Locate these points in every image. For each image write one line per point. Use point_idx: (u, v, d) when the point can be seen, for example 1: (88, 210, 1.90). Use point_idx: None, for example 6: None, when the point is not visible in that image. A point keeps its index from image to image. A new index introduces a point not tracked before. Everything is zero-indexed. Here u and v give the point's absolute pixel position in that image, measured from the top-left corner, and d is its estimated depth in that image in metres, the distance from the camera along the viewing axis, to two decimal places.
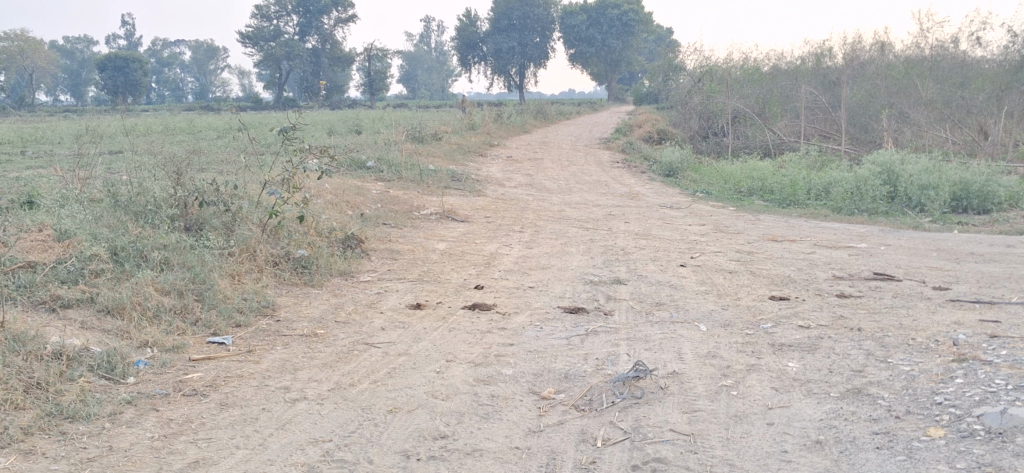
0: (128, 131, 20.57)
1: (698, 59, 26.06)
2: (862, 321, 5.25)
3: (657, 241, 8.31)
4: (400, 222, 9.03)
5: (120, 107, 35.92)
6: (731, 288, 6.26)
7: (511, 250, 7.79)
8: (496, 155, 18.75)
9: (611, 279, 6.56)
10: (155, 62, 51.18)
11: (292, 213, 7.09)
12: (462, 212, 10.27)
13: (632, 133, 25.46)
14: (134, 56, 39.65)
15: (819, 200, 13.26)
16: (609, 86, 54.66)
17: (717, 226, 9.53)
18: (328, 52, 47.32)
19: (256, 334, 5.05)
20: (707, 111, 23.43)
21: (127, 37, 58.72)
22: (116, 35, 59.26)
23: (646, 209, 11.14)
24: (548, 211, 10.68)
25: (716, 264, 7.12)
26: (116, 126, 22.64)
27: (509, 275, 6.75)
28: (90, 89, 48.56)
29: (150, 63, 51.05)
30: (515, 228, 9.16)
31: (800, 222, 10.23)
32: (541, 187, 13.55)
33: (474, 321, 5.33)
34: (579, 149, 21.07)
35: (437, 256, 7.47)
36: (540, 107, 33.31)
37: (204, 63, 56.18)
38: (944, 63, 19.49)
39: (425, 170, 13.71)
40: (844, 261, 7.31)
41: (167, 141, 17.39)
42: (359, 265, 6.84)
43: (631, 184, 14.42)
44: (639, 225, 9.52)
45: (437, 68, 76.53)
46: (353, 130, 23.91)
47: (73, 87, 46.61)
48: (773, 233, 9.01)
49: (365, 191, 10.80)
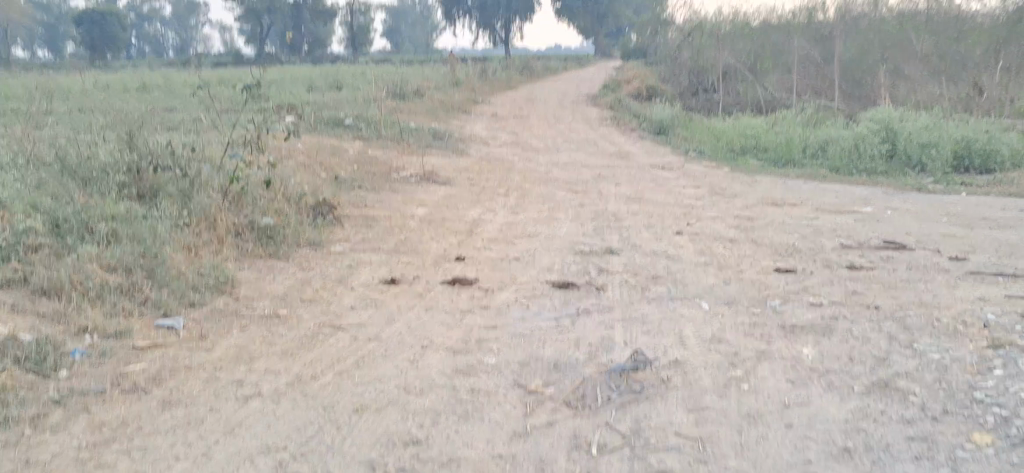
0: (99, 89, 19.80)
1: (687, 14, 25.39)
2: (879, 298, 4.79)
3: (651, 206, 7.83)
4: (377, 186, 8.50)
5: (99, 64, 35.00)
6: (732, 259, 5.77)
7: (494, 216, 7.29)
8: (480, 113, 18.14)
9: (603, 249, 6.08)
10: (134, 16, 49.90)
11: (258, 177, 6.59)
12: (443, 174, 9.74)
13: (620, 90, 24.84)
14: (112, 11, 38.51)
15: (816, 159, 12.82)
16: (596, 41, 53.85)
17: (713, 189, 9.05)
18: (310, 6, 46.28)
19: (212, 316, 4.55)
20: (697, 67, 22.86)
21: None
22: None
23: (638, 170, 10.66)
24: (534, 172, 10.17)
25: (716, 232, 6.65)
26: (90, 82, 21.88)
27: (492, 244, 6.26)
28: (67, 44, 47.28)
29: (129, 18, 49.83)
30: (500, 192, 8.64)
31: (798, 183, 9.77)
32: (527, 147, 13.02)
33: (454, 299, 4.84)
34: (565, 106, 20.47)
35: (416, 223, 6.96)
36: (526, 63, 32.58)
37: (184, 18, 54.94)
38: (939, 17, 18.98)
39: (407, 129, 13.15)
40: (851, 228, 6.84)
41: (140, 99, 16.71)
42: (331, 234, 6.34)
43: (620, 143, 13.90)
44: (630, 188, 9.03)
45: (422, 23, 75.28)
46: (334, 86, 23.21)
47: (51, 42, 45.33)
48: (772, 196, 8.55)
49: (342, 151, 10.25)
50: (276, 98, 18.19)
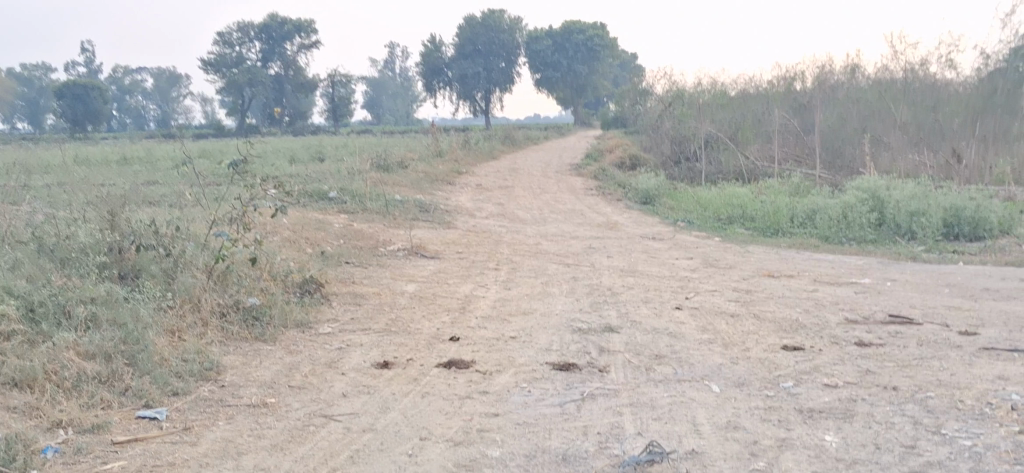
0: (78, 163, 19.56)
1: (667, 84, 25.62)
2: (895, 377, 4.60)
3: (646, 279, 7.65)
4: (365, 261, 8.30)
5: (79, 136, 34.77)
6: (737, 336, 5.58)
7: (486, 292, 7.09)
8: (465, 184, 18.03)
9: (602, 327, 5.87)
10: (115, 90, 49.92)
11: (243, 255, 6.38)
12: (431, 248, 9.55)
13: (603, 159, 24.87)
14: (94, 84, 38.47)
15: (804, 228, 12.72)
16: (575, 111, 54.40)
17: (707, 261, 8.90)
18: (292, 79, 46.64)
19: (195, 406, 4.28)
20: (679, 136, 22.97)
21: (87, 64, 57.44)
22: (73, 64, 57.85)
23: (628, 241, 10.53)
24: (523, 244, 10.02)
25: (716, 306, 6.46)
26: (70, 155, 21.67)
27: (487, 323, 6.04)
28: (48, 117, 47.12)
29: (110, 92, 49.84)
30: (490, 266, 8.46)
31: (791, 253, 9.66)
32: (514, 218, 12.90)
33: (451, 384, 4.60)
34: (549, 176, 20.41)
35: (407, 300, 6.74)
36: (507, 133, 32.68)
37: (166, 90, 55.15)
38: (916, 85, 19.23)
39: (392, 201, 12.98)
40: (852, 301, 6.69)
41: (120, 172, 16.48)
42: (318, 313, 6.11)
43: (607, 213, 13.79)
44: (622, 260, 8.87)
45: (402, 95, 75.86)
46: (316, 158, 23.09)
47: (32, 115, 45.17)
48: (768, 267, 8.41)
49: (327, 225, 10.07)
50: (258, 170, 18.02)
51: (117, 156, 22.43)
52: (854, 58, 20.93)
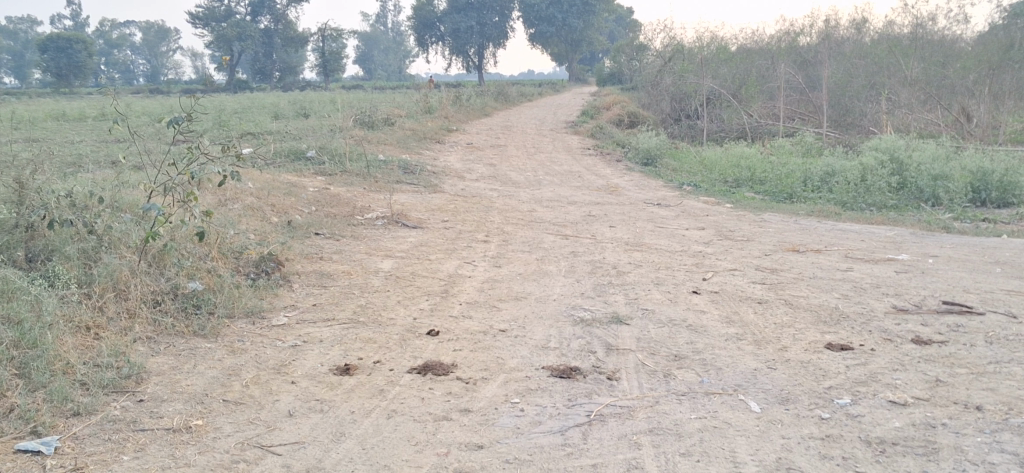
0: (48, 118, 18.59)
1: (667, 38, 24.52)
2: (974, 391, 3.73)
3: (655, 256, 6.76)
4: (338, 232, 7.38)
5: (63, 89, 33.90)
6: (770, 330, 4.69)
7: (472, 271, 6.19)
8: (454, 142, 17.04)
9: (609, 317, 4.98)
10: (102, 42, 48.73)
11: (187, 228, 5.45)
12: (413, 215, 8.62)
13: (600, 116, 23.83)
14: (78, 37, 36.88)
15: (817, 192, 11.85)
16: (570, 66, 53.10)
17: (720, 232, 8.01)
18: (282, 33, 45.51)
19: (100, 431, 3.34)
20: (680, 93, 21.98)
21: (72, 17, 55.81)
22: (60, 16, 56.48)
23: (630, 207, 9.69)
24: (516, 211, 9.13)
25: (739, 291, 5.58)
26: (44, 111, 20.56)
27: (473, 310, 5.13)
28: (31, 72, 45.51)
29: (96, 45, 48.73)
30: (479, 237, 7.57)
31: (811, 222, 8.85)
32: (506, 180, 12.00)
33: (425, 399, 3.69)
34: (545, 134, 19.43)
35: (381, 280, 5.84)
36: (500, 88, 31.55)
37: (155, 44, 53.76)
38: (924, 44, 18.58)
39: (374, 161, 12.05)
40: (895, 283, 5.84)
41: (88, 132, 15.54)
42: (274, 299, 5.19)
43: (605, 175, 12.88)
44: (626, 231, 7.95)
45: (393, 48, 74.18)
46: (300, 114, 22.09)
47: (16, 70, 43.62)
48: (790, 240, 7.53)
49: (299, 189, 9.16)
50: (236, 127, 17.07)
51: (94, 110, 21.50)
52: (862, 11, 19.90)
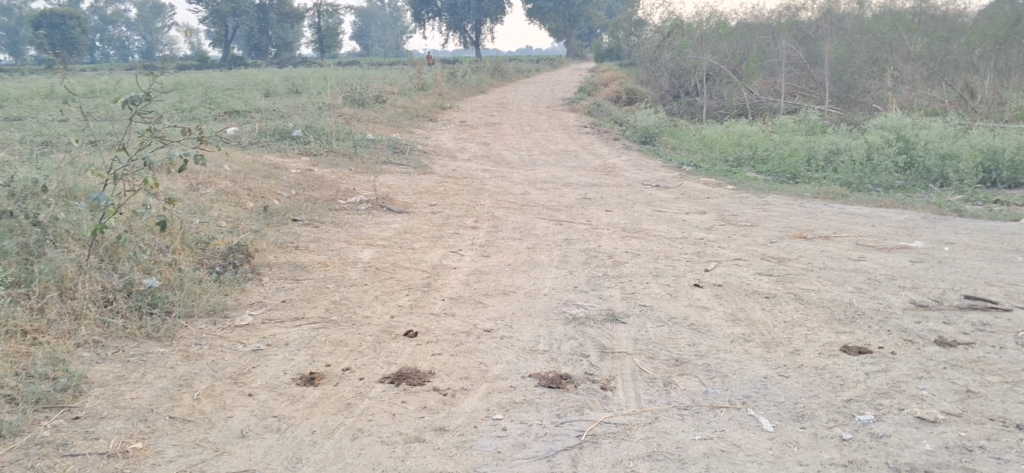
0: (35, 96, 18.22)
1: (666, 14, 24.00)
2: (1012, 404, 3.32)
3: (653, 243, 6.35)
4: (318, 218, 6.96)
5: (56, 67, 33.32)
6: (780, 331, 4.29)
7: (458, 262, 5.77)
8: (448, 120, 16.60)
9: (603, 315, 4.57)
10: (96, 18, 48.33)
11: (146, 219, 5.04)
12: (400, 199, 8.20)
13: (598, 93, 23.35)
14: (71, 13, 36.26)
15: (821, 172, 11.43)
16: (568, 42, 52.36)
17: (722, 217, 7.60)
18: (277, 9, 44.87)
19: (23, 457, 2.94)
20: (679, 69, 21.49)
21: None
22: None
23: (628, 189, 9.29)
24: (508, 193, 8.72)
25: (745, 284, 5.18)
26: (31, 89, 20.06)
27: (456, 307, 4.72)
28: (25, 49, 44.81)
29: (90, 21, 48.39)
30: (467, 223, 7.15)
31: (818, 206, 8.46)
32: (500, 160, 11.58)
33: (396, 416, 3.29)
34: (541, 111, 18.99)
35: (359, 272, 5.42)
36: (497, 65, 31.02)
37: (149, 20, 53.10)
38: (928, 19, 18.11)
39: (362, 141, 11.62)
40: (911, 274, 5.43)
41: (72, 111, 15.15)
42: (241, 295, 4.78)
43: (602, 155, 12.46)
44: (623, 216, 7.53)
45: (390, 24, 73.36)
46: (291, 92, 21.66)
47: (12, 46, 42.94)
48: (797, 226, 7.12)
49: (281, 172, 8.73)
50: (224, 105, 16.66)
51: (83, 88, 21.14)
52: None
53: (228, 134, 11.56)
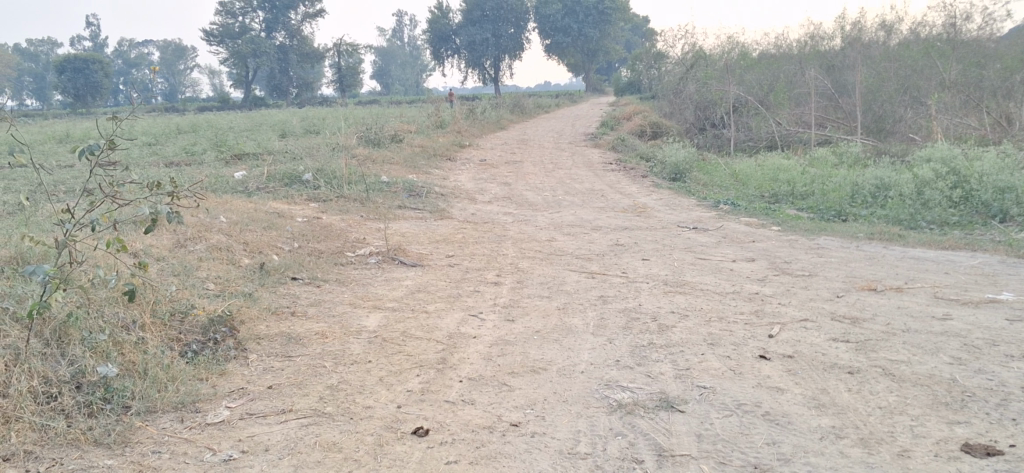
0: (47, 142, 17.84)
1: (688, 45, 23.34)
2: None
3: (701, 300, 5.54)
4: (322, 275, 6.21)
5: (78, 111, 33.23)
6: (878, 423, 3.45)
7: (478, 328, 4.98)
8: (466, 158, 15.91)
9: (655, 401, 3.75)
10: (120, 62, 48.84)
11: (111, 293, 4.28)
12: (414, 249, 7.44)
13: (621, 127, 22.64)
14: (95, 57, 36.39)
15: (868, 208, 10.58)
16: (587, 76, 51.81)
17: (774, 265, 6.80)
18: (297, 49, 45.11)
19: None
20: (705, 101, 20.58)
21: (92, 40, 55.69)
22: (78, 37, 57.00)
23: (663, 233, 8.51)
24: (533, 240, 7.96)
25: (819, 355, 4.36)
26: (48, 135, 19.71)
27: (476, 392, 3.93)
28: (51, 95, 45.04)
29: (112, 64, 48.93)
30: (489, 277, 6.38)
31: (876, 249, 7.63)
32: (522, 202, 10.84)
33: None
34: (564, 147, 18.30)
35: (362, 345, 4.64)
36: (517, 101, 30.45)
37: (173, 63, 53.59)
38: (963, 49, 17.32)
39: (376, 184, 10.91)
40: (1015, 338, 4.58)
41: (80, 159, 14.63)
42: (219, 381, 4.01)
43: (632, 193, 11.69)
44: (662, 265, 6.73)
45: (410, 63, 73.39)
46: (307, 132, 21.12)
47: (39, 91, 43.22)
48: (862, 276, 6.29)
49: (287, 221, 8.02)
50: (235, 147, 16.11)
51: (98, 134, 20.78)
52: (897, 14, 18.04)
53: (234, 180, 10.90)
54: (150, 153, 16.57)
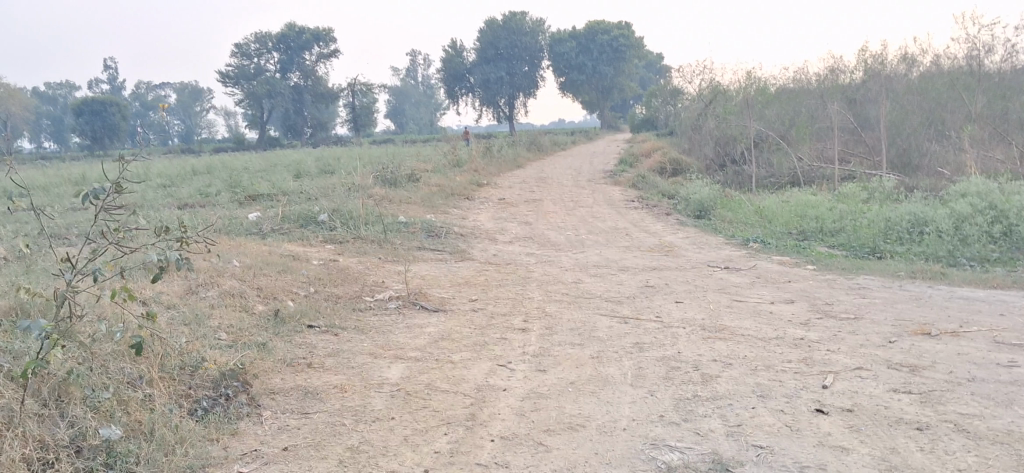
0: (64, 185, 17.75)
1: (706, 81, 23.11)
2: None
3: (744, 347, 5.20)
4: (340, 322, 5.91)
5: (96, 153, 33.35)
6: None
7: (508, 380, 4.66)
8: (485, 198, 15.63)
9: (708, 463, 3.41)
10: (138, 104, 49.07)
11: (117, 347, 3.99)
12: (435, 293, 7.13)
13: (639, 164, 22.38)
14: (114, 100, 36.61)
15: (903, 245, 10.22)
16: (602, 114, 51.72)
17: (815, 307, 6.45)
18: (313, 89, 45.37)
19: None
20: (724, 137, 20.31)
21: (112, 83, 56.27)
22: (97, 79, 57.48)
23: (693, 273, 8.17)
24: (558, 282, 7.64)
25: (881, 409, 4.01)
26: (65, 178, 19.64)
27: (510, 453, 3.59)
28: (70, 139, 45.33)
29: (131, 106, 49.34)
30: (516, 323, 6.05)
31: (920, 289, 7.26)
32: (544, 241, 10.54)
33: None
34: (583, 185, 18.04)
35: (385, 400, 4.32)
36: (533, 139, 30.29)
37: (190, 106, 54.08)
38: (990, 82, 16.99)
39: (394, 225, 10.64)
40: None
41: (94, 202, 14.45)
42: (232, 441, 3.70)
43: (656, 232, 11.37)
44: (697, 308, 6.39)
45: (425, 103, 73.66)
46: (324, 172, 20.98)
47: (58, 134, 43.51)
48: (912, 319, 5.93)
49: (303, 265, 7.74)
50: (251, 188, 15.93)
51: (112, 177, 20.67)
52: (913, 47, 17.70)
53: (250, 221, 10.65)
54: (165, 195, 16.38)
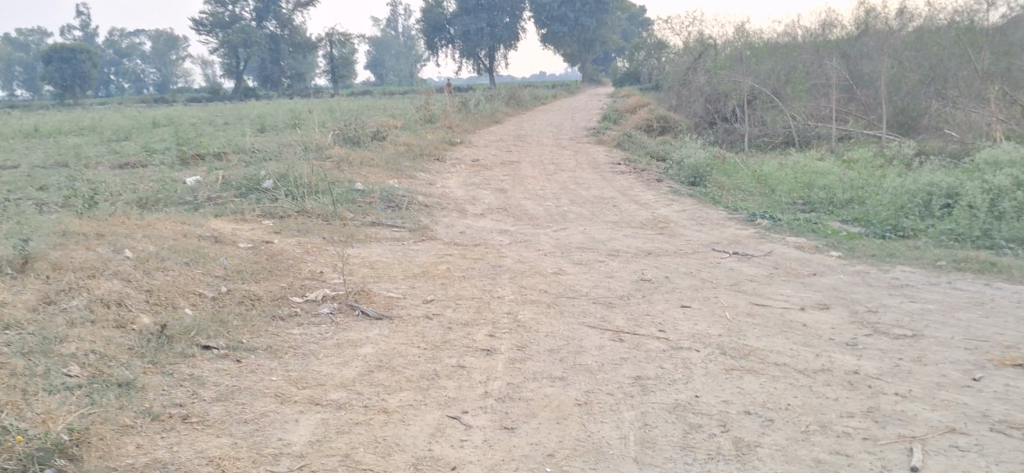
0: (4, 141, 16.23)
1: (696, 32, 21.58)
2: None
3: (784, 388, 3.85)
4: (249, 339, 4.51)
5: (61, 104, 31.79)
6: None
7: (460, 449, 3.28)
8: (457, 158, 14.15)
9: None
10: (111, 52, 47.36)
11: None
12: (382, 289, 5.74)
13: (625, 120, 20.97)
14: (83, 46, 34.84)
15: (929, 221, 8.89)
16: (583, 66, 49.82)
17: (859, 316, 5.09)
18: (287, 39, 43.27)
19: None
20: (714, 93, 18.80)
21: (82, 29, 54.31)
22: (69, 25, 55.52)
23: (695, 260, 6.82)
24: (534, 273, 6.26)
25: None
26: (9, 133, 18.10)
27: None
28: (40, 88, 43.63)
29: (104, 54, 47.56)
30: (478, 339, 4.67)
31: (974, 287, 5.90)
32: (518, 214, 9.15)
33: None
34: (565, 144, 16.63)
35: None
36: (513, 91, 28.68)
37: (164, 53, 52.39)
38: None
39: (347, 194, 9.21)
40: None
41: (26, 163, 13.02)
42: None
43: (648, 203, 10.00)
44: (709, 318, 5.04)
45: (405, 52, 71.55)
46: (289, 125, 19.47)
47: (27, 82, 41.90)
48: (991, 340, 4.56)
49: (224, 249, 6.31)
50: (200, 145, 14.40)
51: (62, 131, 19.08)
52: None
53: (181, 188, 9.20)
54: (109, 151, 14.91)
